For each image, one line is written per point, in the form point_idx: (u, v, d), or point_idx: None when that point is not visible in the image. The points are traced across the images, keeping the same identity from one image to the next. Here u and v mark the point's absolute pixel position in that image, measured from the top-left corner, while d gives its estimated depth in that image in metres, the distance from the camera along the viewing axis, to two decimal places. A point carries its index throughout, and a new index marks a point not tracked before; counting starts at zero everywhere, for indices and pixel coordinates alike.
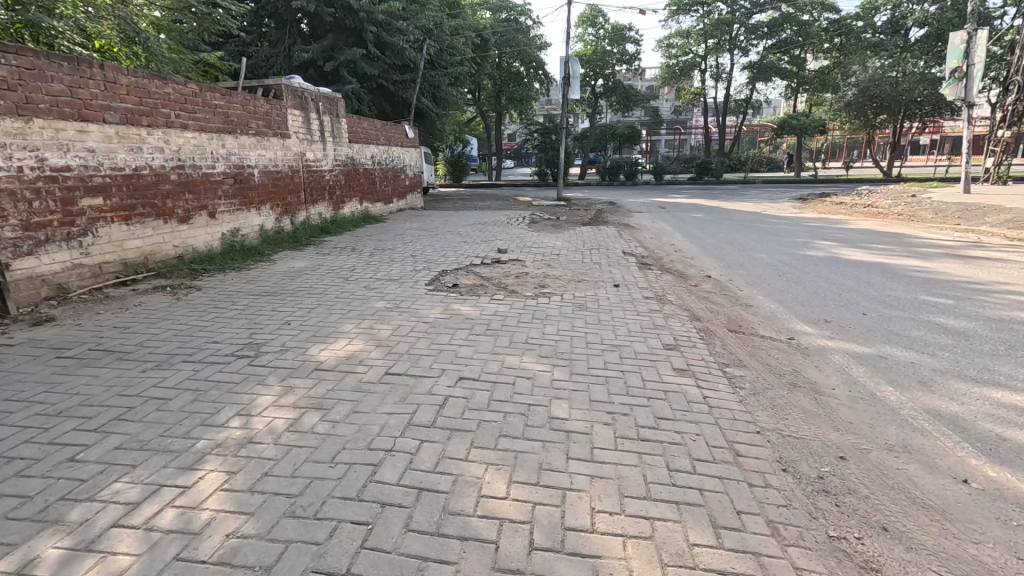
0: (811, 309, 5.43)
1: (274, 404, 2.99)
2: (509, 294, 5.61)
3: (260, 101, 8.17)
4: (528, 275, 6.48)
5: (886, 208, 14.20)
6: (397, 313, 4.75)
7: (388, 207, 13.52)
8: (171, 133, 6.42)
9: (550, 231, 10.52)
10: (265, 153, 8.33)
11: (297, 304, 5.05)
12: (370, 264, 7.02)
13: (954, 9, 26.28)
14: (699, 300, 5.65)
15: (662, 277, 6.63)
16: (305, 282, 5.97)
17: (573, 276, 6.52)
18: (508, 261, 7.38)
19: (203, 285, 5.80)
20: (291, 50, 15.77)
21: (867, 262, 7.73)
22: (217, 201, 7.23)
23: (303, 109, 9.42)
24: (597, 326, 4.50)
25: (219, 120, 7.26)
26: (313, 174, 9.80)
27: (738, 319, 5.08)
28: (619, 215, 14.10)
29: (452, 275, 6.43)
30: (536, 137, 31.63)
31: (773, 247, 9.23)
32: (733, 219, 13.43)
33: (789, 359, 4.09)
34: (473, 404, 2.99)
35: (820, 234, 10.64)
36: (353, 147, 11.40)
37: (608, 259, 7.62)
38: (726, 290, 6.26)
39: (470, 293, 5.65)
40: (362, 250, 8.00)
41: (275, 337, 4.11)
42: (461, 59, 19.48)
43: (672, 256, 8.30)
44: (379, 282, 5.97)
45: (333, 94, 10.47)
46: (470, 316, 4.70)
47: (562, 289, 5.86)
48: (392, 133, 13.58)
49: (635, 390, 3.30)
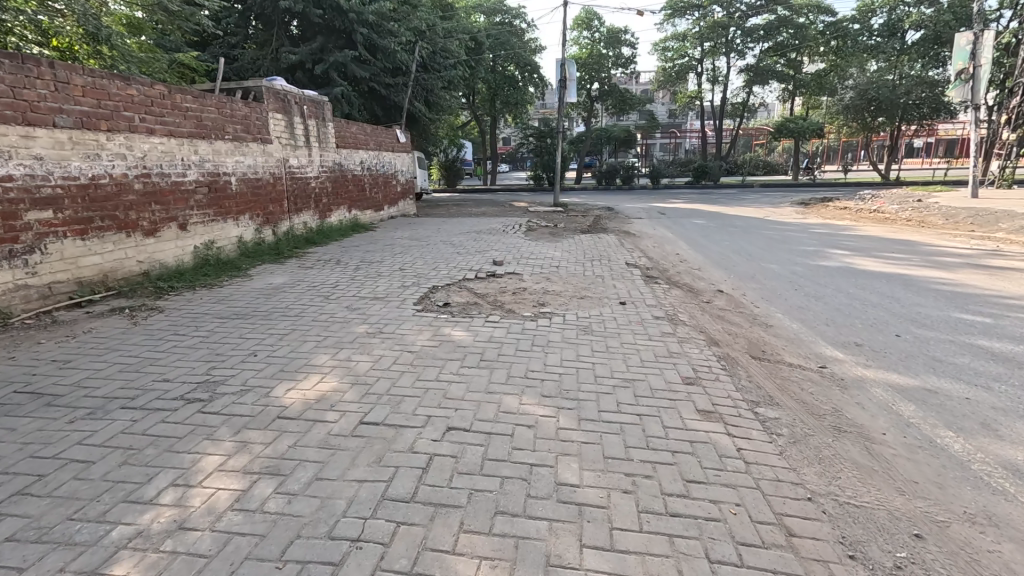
0: (837, 330, 4.93)
1: (220, 469, 2.45)
2: (506, 314, 5.09)
3: (238, 104, 7.63)
4: (526, 291, 5.98)
5: (892, 213, 13.82)
6: (379, 341, 4.21)
7: (379, 214, 13.01)
8: (135, 139, 5.87)
9: (548, 240, 10.02)
10: (243, 159, 7.78)
11: (269, 329, 4.52)
12: (355, 279, 6.50)
13: (951, 11, 25.76)
14: (713, 320, 5.15)
15: (670, 292, 6.13)
16: (281, 302, 5.43)
17: (575, 292, 6.03)
18: (504, 275, 6.87)
19: (167, 306, 5.24)
20: (279, 52, 15.26)
21: (884, 273, 7.28)
22: (189, 212, 6.68)
23: (286, 112, 8.90)
24: (605, 355, 3.99)
25: (190, 124, 6.70)
26: (297, 181, 9.27)
27: (759, 342, 4.58)
28: (619, 222, 13.64)
29: (443, 292, 5.91)
30: (532, 141, 31.21)
31: (783, 256, 8.76)
32: (737, 225, 12.99)
33: (825, 394, 3.59)
34: (463, 467, 2.48)
35: (829, 241, 10.21)
36: (341, 153, 10.90)
37: (611, 271, 7.13)
38: (741, 307, 5.77)
39: (462, 313, 5.13)
40: (348, 263, 7.48)
41: (235, 373, 3.56)
42: (454, 62, 19.04)
43: (678, 267, 7.81)
44: (362, 301, 5.45)
45: (319, 97, 9.97)
46: (463, 343, 4.18)
47: (563, 308, 5.36)
48: (383, 137, 13.08)
49: (656, 443, 2.78)
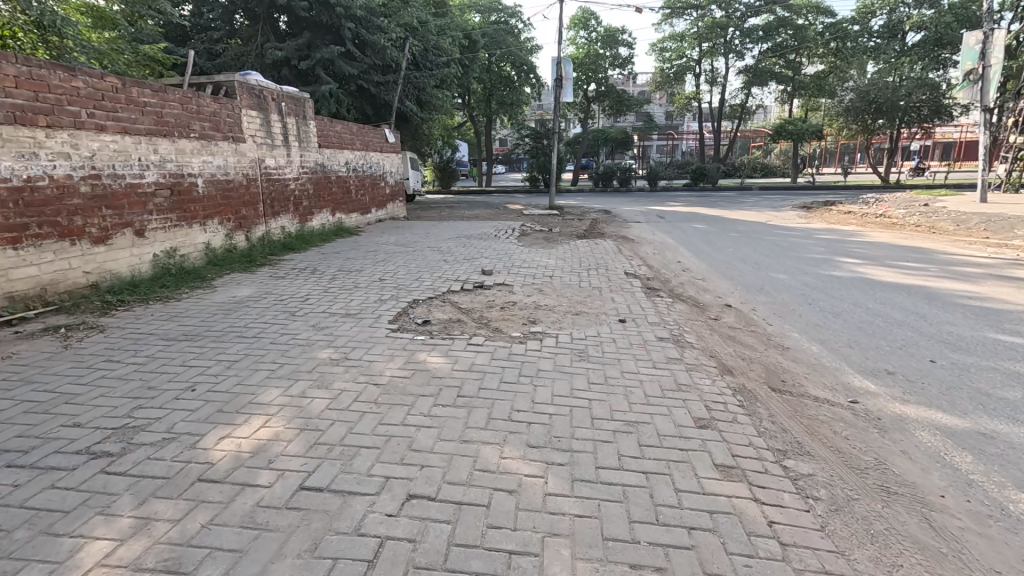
0: (863, 353, 4.39)
1: (102, 564, 1.87)
2: (492, 335, 4.53)
3: (205, 99, 7.03)
4: (516, 307, 5.42)
5: (899, 219, 13.32)
6: (343, 371, 3.63)
7: (366, 218, 12.42)
8: (81, 136, 5.26)
9: (542, 246, 9.46)
10: (212, 159, 7.18)
11: (219, 354, 3.94)
12: (329, 291, 5.91)
13: (951, 13, 26.31)
14: (722, 341, 4.60)
15: (675, 308, 5.57)
16: (243, 319, 4.85)
17: (569, 307, 5.47)
18: (493, 286, 6.30)
19: (111, 324, 4.65)
20: (263, 48, 14.68)
21: (902, 284, 6.76)
22: (147, 216, 6.09)
23: (261, 108, 8.32)
24: (603, 389, 3.43)
25: (149, 120, 6.11)
26: (274, 183, 8.68)
27: (777, 370, 4.04)
28: (616, 226, 13.07)
29: (423, 308, 5.34)
30: (528, 142, 30.66)
31: (791, 265, 8.24)
32: (739, 230, 12.46)
33: (863, 439, 3.04)
34: (422, 560, 1.92)
35: (839, 248, 9.69)
36: (323, 153, 10.32)
37: (609, 282, 6.58)
38: (753, 325, 5.21)
39: (442, 333, 4.56)
40: (324, 273, 6.90)
41: (162, 415, 2.97)
42: (447, 60, 18.52)
43: (681, 278, 7.26)
44: (332, 318, 4.87)
45: (299, 93, 9.40)
46: (440, 372, 3.63)
47: (556, 327, 4.80)
48: (371, 137, 12.51)
49: (667, 516, 2.23)
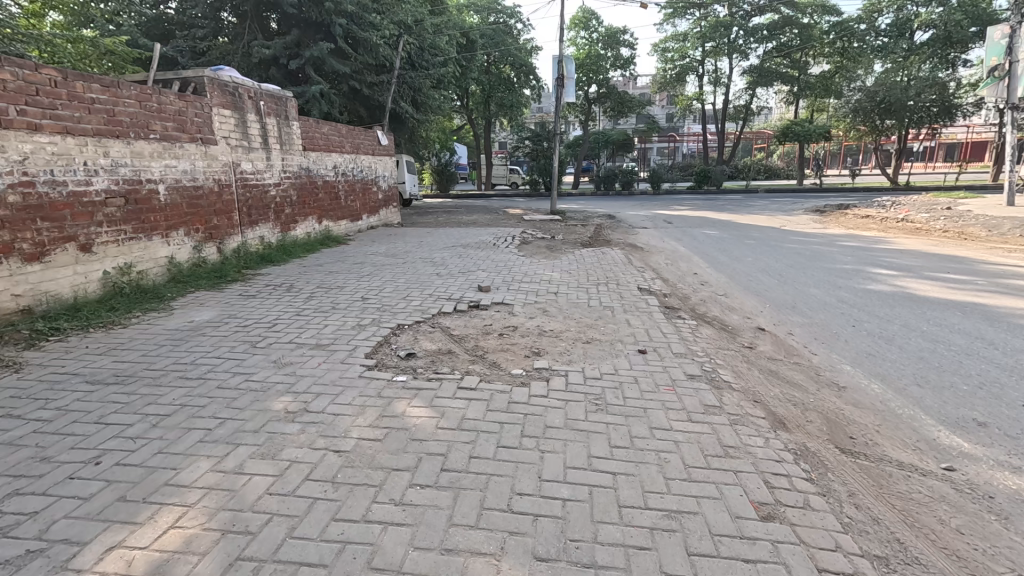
0: (938, 396, 3.61)
1: None
2: (489, 374, 3.77)
3: (168, 96, 6.29)
4: (517, 335, 4.65)
5: (923, 224, 12.57)
6: (298, 432, 2.86)
7: (356, 225, 11.65)
8: (9, 136, 4.51)
9: (545, 257, 8.69)
10: (176, 163, 6.42)
11: (148, 406, 3.16)
12: (302, 314, 5.14)
13: (960, 11, 25.69)
14: (765, 379, 3.84)
15: (701, 334, 4.79)
16: (193, 354, 4.07)
17: (579, 334, 4.71)
18: (490, 307, 5.54)
19: (32, 361, 3.87)
20: (250, 46, 13.97)
21: (953, 300, 5.99)
22: (94, 228, 5.32)
23: (236, 107, 7.57)
24: (631, 458, 2.66)
25: (97, 119, 5.34)
26: (251, 189, 7.93)
27: (840, 421, 3.27)
28: (622, 233, 12.33)
29: (409, 336, 4.57)
30: (528, 145, 29.98)
31: (819, 277, 7.48)
32: (754, 237, 11.68)
33: (984, 536, 2.26)
34: None
35: (867, 257, 8.93)
36: (308, 156, 9.58)
37: (621, 301, 5.81)
38: (796, 355, 4.43)
39: (428, 371, 3.80)
40: (301, 290, 6.14)
41: (41, 509, 2.19)
42: (444, 60, 17.86)
43: (701, 294, 6.49)
44: (297, 352, 4.08)
45: (280, 92, 8.67)
46: (422, 433, 2.86)
47: (567, 362, 4.02)
48: (362, 139, 11.77)
49: None
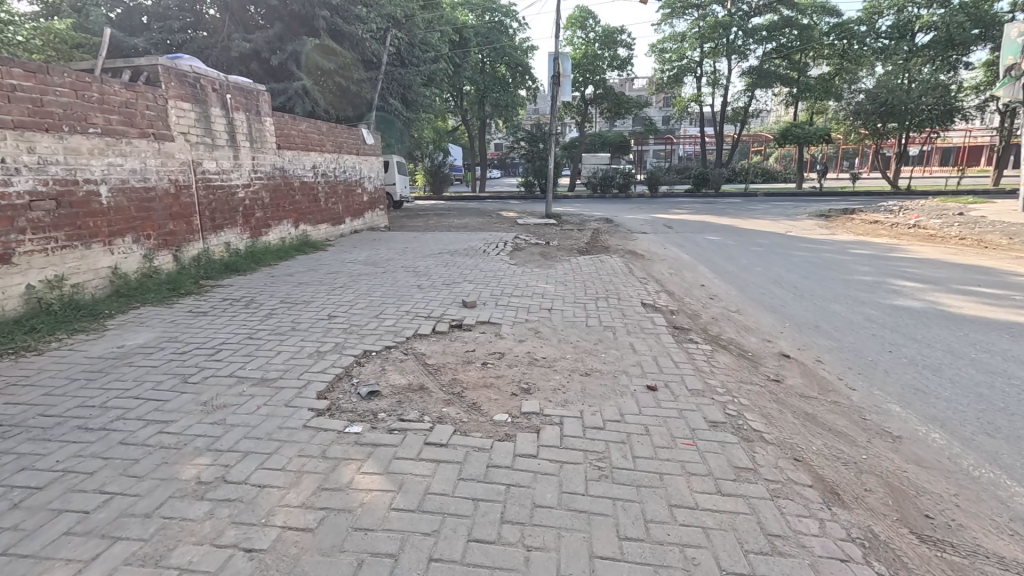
0: (1018, 451, 2.94)
1: None
2: (466, 420, 3.08)
3: (112, 85, 5.56)
4: (502, 366, 3.94)
5: (936, 229, 11.99)
6: (202, 518, 2.14)
7: (338, 229, 10.94)
8: None
9: (539, 266, 8.00)
10: (122, 162, 5.68)
11: (18, 474, 2.43)
12: (255, 338, 4.42)
13: (963, 12, 25.26)
14: (801, 426, 3.16)
15: (719, 363, 4.10)
16: (107, 392, 3.33)
17: (578, 364, 4.01)
18: (475, 328, 4.85)
19: None
20: (230, 40, 13.25)
21: (995, 320, 5.33)
22: (15, 236, 4.58)
23: (198, 99, 6.84)
24: (649, 563, 1.96)
25: (18, 109, 4.59)
26: (215, 190, 7.19)
27: (908, 491, 2.57)
28: (621, 239, 11.68)
29: (376, 367, 3.86)
30: (523, 146, 29.42)
31: (839, 291, 6.81)
32: (762, 243, 11.04)
33: None
34: None
35: (885, 267, 8.29)
36: (283, 155, 8.86)
37: (623, 320, 5.12)
38: (831, 391, 3.75)
39: (391, 416, 3.10)
40: (262, 306, 5.41)
41: None
42: (435, 56, 17.27)
43: (712, 311, 5.82)
44: (238, 390, 3.36)
45: (251, 85, 7.95)
46: (369, 519, 2.15)
47: (560, 403, 3.33)
48: (345, 137, 11.04)
49: None
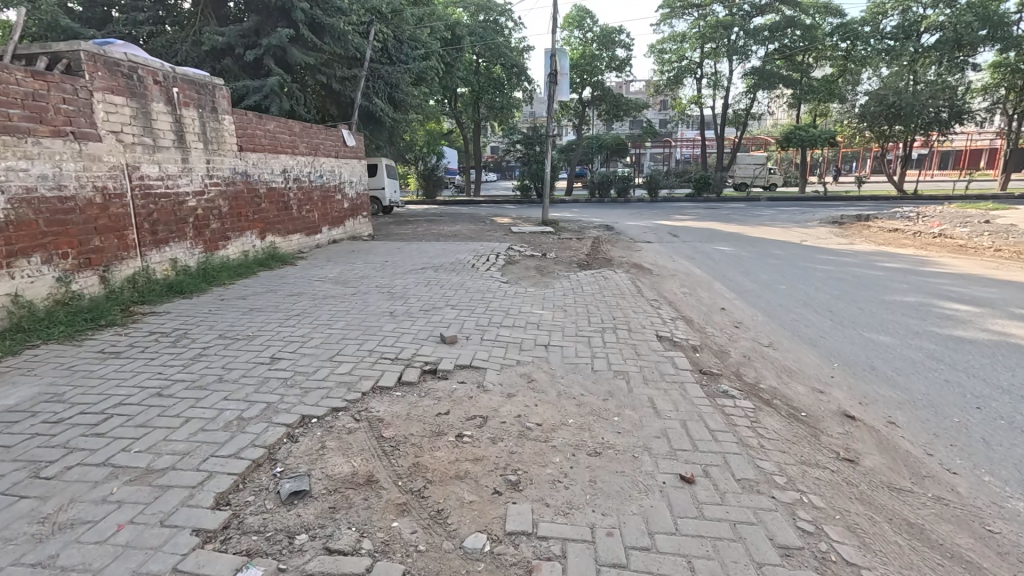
0: None
1: None
2: (424, 552, 2.08)
3: (12, 73, 4.57)
4: (481, 442, 2.92)
5: (965, 239, 11.04)
6: None
7: (314, 239, 9.94)
8: None
9: (535, 285, 7.02)
10: (25, 165, 4.67)
11: None
12: (164, 395, 3.39)
13: (971, 11, 24.38)
14: (912, 553, 2.18)
15: (772, 433, 3.11)
16: None
17: (584, 438, 3.00)
18: (453, 377, 3.84)
19: None
20: (201, 32, 12.26)
21: None
22: None
23: (133, 91, 5.84)
24: None
25: None
26: (157, 197, 6.19)
27: None
28: (624, 249, 10.75)
29: (313, 444, 2.86)
30: (519, 149, 28.50)
31: (885, 317, 5.84)
32: (778, 254, 10.11)
33: None
34: None
35: (924, 285, 7.33)
36: (245, 157, 7.85)
37: (637, 363, 4.12)
38: (928, 477, 2.79)
39: (314, 545, 2.10)
40: (194, 344, 4.39)
41: None
42: (426, 52, 16.18)
43: (741, 346, 4.83)
44: (103, 494, 2.35)
45: (205, 78, 6.96)
46: None
47: (562, 511, 2.34)
48: (321, 137, 10.04)
49: None
